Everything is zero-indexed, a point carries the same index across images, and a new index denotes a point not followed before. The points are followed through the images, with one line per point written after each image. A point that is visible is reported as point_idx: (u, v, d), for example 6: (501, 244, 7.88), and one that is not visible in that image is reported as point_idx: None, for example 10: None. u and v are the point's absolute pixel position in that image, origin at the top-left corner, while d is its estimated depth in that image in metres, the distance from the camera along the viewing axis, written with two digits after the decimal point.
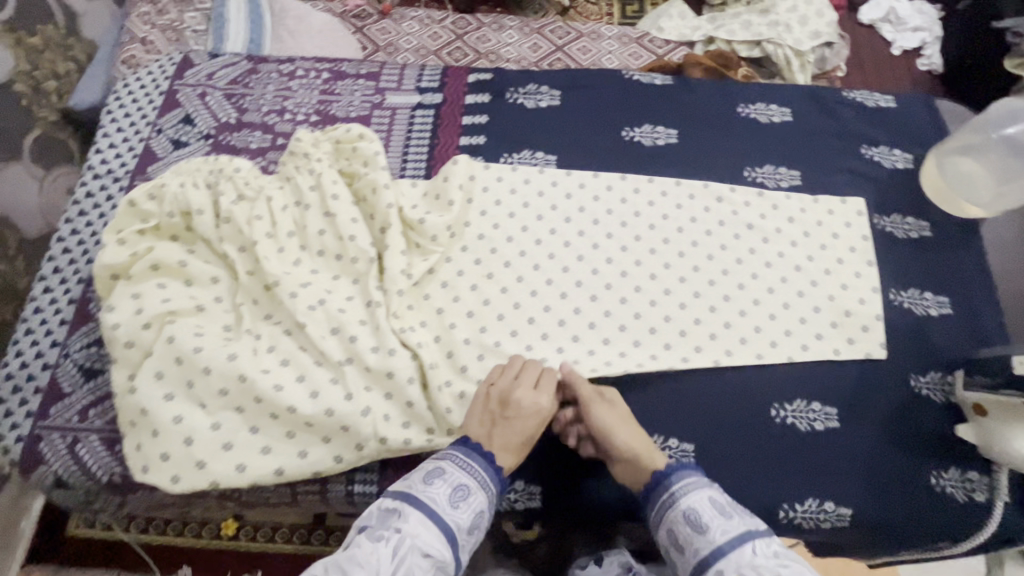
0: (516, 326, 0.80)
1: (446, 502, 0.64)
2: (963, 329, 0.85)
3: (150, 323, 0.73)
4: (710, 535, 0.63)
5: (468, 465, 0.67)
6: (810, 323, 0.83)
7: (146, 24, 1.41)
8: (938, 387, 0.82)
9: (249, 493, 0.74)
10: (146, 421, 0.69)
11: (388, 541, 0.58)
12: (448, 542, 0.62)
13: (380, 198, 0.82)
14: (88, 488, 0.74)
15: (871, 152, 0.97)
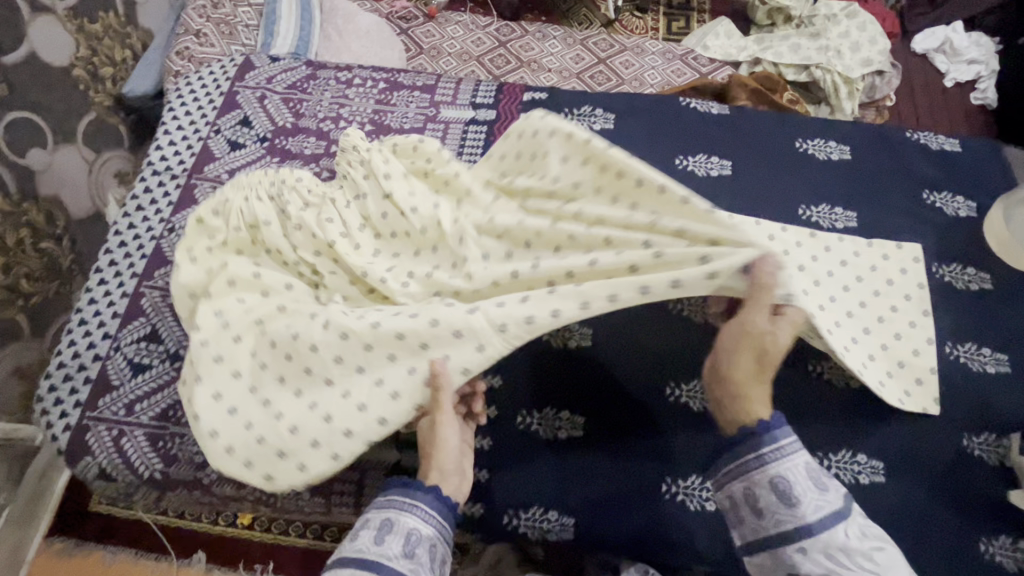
0: None
1: (371, 544, 0.58)
2: (1023, 390, 0.82)
3: (242, 333, 0.70)
4: (800, 510, 0.58)
5: (383, 500, 0.62)
6: (870, 371, 0.79)
7: (201, 17, 1.47)
8: (992, 449, 0.79)
9: (285, 499, 0.75)
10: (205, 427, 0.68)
11: None
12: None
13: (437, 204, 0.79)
14: (128, 482, 0.75)
15: (933, 199, 0.94)
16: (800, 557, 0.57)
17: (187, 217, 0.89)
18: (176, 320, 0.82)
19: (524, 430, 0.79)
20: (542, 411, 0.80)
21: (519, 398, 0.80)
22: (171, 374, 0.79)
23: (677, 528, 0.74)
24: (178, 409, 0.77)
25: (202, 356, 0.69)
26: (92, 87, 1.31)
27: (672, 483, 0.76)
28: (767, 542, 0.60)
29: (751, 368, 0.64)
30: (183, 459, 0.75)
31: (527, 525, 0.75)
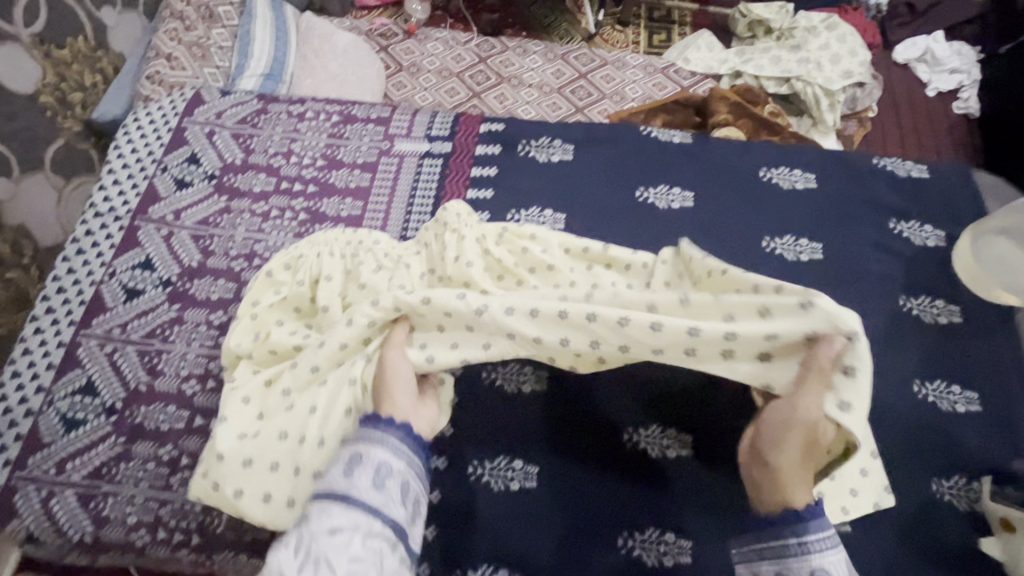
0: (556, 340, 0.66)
1: (342, 477, 0.54)
2: (992, 430, 0.79)
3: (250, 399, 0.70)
4: None
5: (352, 439, 0.58)
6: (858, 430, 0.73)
7: (173, 40, 1.39)
8: (963, 494, 0.76)
9: (221, 561, 0.71)
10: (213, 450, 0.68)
11: (286, 543, 0.49)
12: (364, 508, 0.52)
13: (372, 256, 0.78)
14: (57, 546, 0.72)
15: (900, 227, 0.92)
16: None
17: (130, 260, 0.86)
18: (113, 371, 0.79)
19: (476, 482, 0.75)
20: (495, 462, 0.76)
21: (471, 447, 0.77)
22: (106, 429, 0.76)
23: None
24: (112, 467, 0.74)
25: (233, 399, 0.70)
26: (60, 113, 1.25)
27: (629, 535, 0.73)
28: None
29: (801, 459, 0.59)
30: (116, 521, 0.71)
31: None
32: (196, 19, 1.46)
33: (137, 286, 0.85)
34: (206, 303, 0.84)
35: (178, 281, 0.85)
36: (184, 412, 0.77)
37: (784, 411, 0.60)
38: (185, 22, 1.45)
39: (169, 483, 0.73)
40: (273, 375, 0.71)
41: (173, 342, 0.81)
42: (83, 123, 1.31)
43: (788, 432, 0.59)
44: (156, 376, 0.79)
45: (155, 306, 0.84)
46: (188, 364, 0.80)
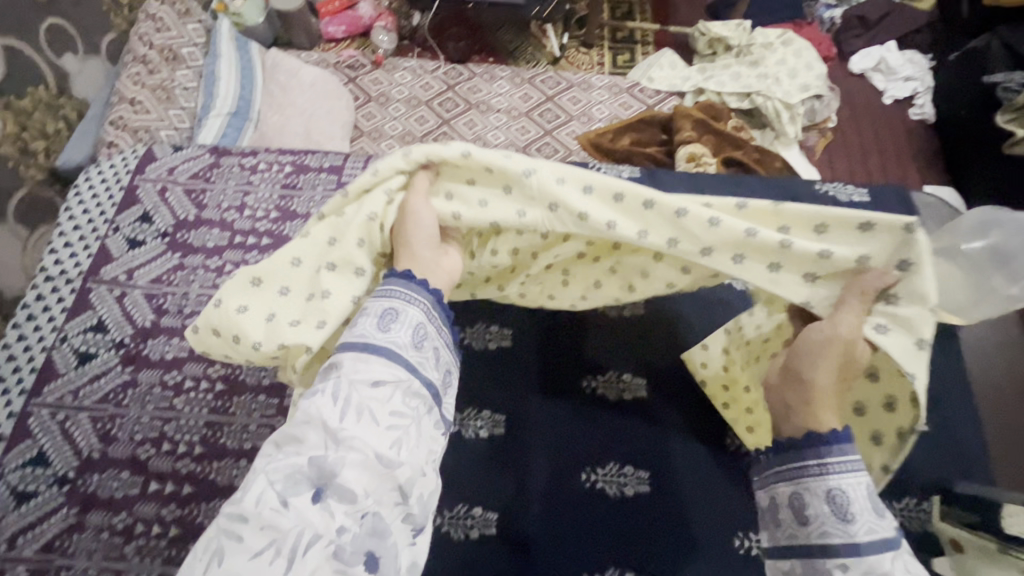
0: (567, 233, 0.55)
1: (377, 330, 0.48)
2: (939, 448, 0.81)
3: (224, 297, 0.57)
4: (852, 528, 0.47)
5: (381, 290, 0.51)
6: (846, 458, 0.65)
7: (136, 83, 1.37)
8: (914, 514, 0.77)
9: None
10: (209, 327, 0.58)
11: (320, 393, 0.44)
12: (401, 365, 0.47)
13: None
14: None
15: None
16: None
17: (81, 324, 0.86)
18: (65, 439, 0.78)
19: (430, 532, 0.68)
20: (452, 509, 0.68)
21: None
22: (58, 500, 0.75)
23: None
24: (65, 539, 0.73)
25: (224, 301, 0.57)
26: (22, 163, 1.25)
27: None
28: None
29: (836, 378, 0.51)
30: None
31: None
32: (160, 60, 1.44)
33: (89, 349, 0.84)
34: (160, 363, 0.84)
35: (131, 343, 0.85)
36: (138, 478, 0.77)
37: (818, 333, 0.52)
38: (149, 65, 1.43)
39: (124, 552, 0.73)
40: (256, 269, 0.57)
41: (126, 406, 0.81)
42: (47, 171, 1.30)
43: (819, 358, 0.51)
44: (109, 443, 0.78)
45: (108, 370, 0.83)
46: (142, 428, 0.80)
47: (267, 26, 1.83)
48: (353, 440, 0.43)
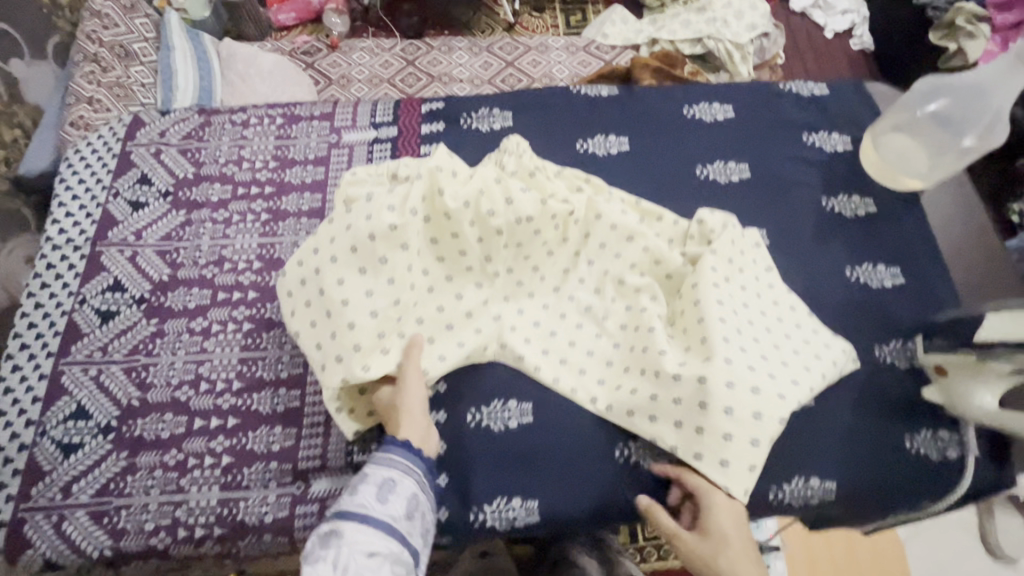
0: (518, 346, 0.82)
1: (375, 501, 0.61)
2: (917, 296, 0.90)
3: (305, 298, 0.76)
4: None
5: (385, 461, 0.65)
6: (802, 383, 0.78)
7: (91, 83, 1.32)
8: (902, 353, 0.86)
9: (248, 543, 0.73)
10: (301, 310, 0.75)
11: (324, 560, 0.55)
12: (391, 534, 0.59)
13: (359, 211, 0.77)
14: (79, 566, 0.73)
15: (812, 138, 1.02)
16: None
17: (98, 286, 0.87)
18: (102, 392, 0.80)
19: (476, 429, 0.80)
20: (490, 406, 0.81)
21: (464, 397, 0.81)
22: (106, 448, 0.77)
23: (634, 490, 0.78)
24: (119, 481, 0.75)
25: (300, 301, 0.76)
26: None
27: (625, 446, 0.80)
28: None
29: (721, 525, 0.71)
30: (134, 530, 0.73)
31: (495, 517, 0.75)
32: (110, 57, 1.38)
33: (111, 308, 0.85)
34: (184, 313, 0.86)
35: (151, 297, 0.86)
36: (182, 417, 0.79)
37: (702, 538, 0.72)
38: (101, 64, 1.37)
39: (181, 485, 0.75)
40: (321, 299, 0.75)
41: (158, 354, 0.83)
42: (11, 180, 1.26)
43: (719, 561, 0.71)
44: (147, 389, 0.80)
45: (133, 324, 0.85)
46: (176, 373, 0.82)
47: (216, 20, 1.77)
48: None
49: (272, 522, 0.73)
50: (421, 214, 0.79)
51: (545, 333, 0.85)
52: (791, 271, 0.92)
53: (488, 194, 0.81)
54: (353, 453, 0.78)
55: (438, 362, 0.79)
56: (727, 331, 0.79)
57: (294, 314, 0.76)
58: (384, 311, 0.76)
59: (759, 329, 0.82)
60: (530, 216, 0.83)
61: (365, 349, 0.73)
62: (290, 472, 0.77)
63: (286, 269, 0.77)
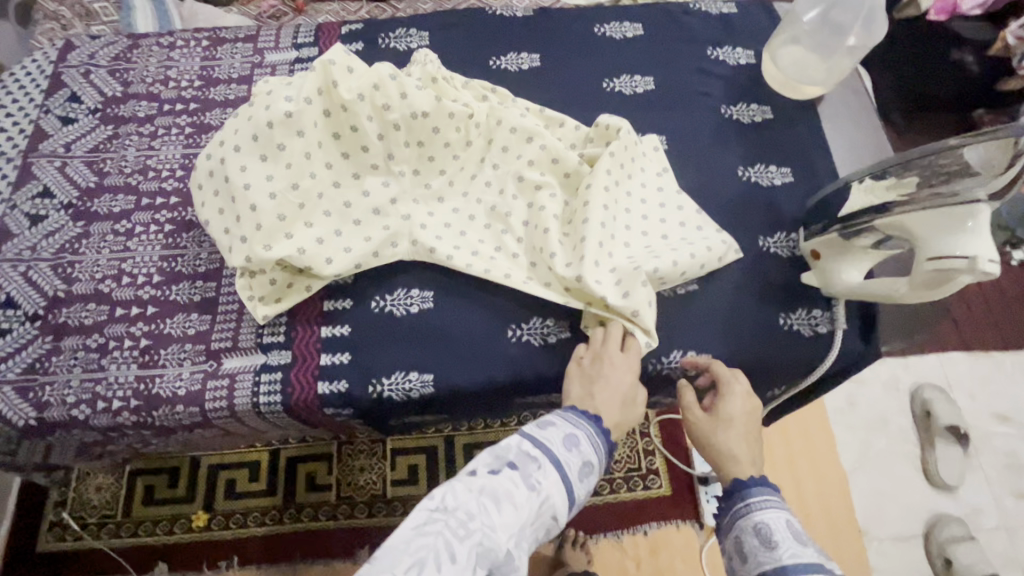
0: (415, 235, 0.87)
1: (578, 475, 0.65)
2: (802, 193, 0.95)
3: (212, 188, 0.84)
4: (777, 553, 0.62)
5: (600, 442, 0.69)
6: (665, 257, 0.84)
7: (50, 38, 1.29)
8: (786, 244, 0.92)
9: (162, 413, 0.79)
10: (213, 200, 0.83)
11: (534, 492, 0.60)
12: (570, 508, 0.64)
13: (258, 106, 0.84)
14: (7, 435, 0.79)
15: (716, 53, 1.07)
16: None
17: (29, 192, 0.92)
18: (29, 285, 0.86)
19: (379, 312, 0.85)
20: (394, 295, 0.86)
21: (369, 286, 0.87)
22: (32, 332, 0.83)
23: (525, 365, 0.84)
24: (45, 361, 0.81)
25: (209, 186, 0.84)
26: None
27: (518, 327, 0.86)
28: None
29: (745, 418, 0.77)
30: (56, 402, 0.79)
31: (392, 388, 0.81)
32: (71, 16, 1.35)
33: (40, 212, 0.91)
34: (109, 216, 0.91)
35: (79, 202, 0.92)
36: (104, 306, 0.85)
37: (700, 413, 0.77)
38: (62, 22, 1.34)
39: (101, 364, 0.81)
40: (223, 186, 0.83)
41: (84, 253, 0.88)
42: None
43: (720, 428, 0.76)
44: (72, 283, 0.86)
45: (60, 226, 0.90)
46: (100, 268, 0.87)
47: None
48: (524, 533, 0.57)
49: (185, 393, 0.79)
50: (318, 105, 0.86)
51: (455, 233, 0.89)
52: (688, 173, 0.97)
53: (383, 89, 0.87)
54: (263, 334, 0.84)
55: (343, 253, 0.84)
56: (608, 222, 0.86)
57: (206, 200, 0.84)
58: (282, 193, 0.83)
59: (639, 213, 0.90)
60: (428, 112, 0.88)
61: (266, 229, 0.81)
62: (203, 351, 0.82)
63: (198, 163, 0.85)
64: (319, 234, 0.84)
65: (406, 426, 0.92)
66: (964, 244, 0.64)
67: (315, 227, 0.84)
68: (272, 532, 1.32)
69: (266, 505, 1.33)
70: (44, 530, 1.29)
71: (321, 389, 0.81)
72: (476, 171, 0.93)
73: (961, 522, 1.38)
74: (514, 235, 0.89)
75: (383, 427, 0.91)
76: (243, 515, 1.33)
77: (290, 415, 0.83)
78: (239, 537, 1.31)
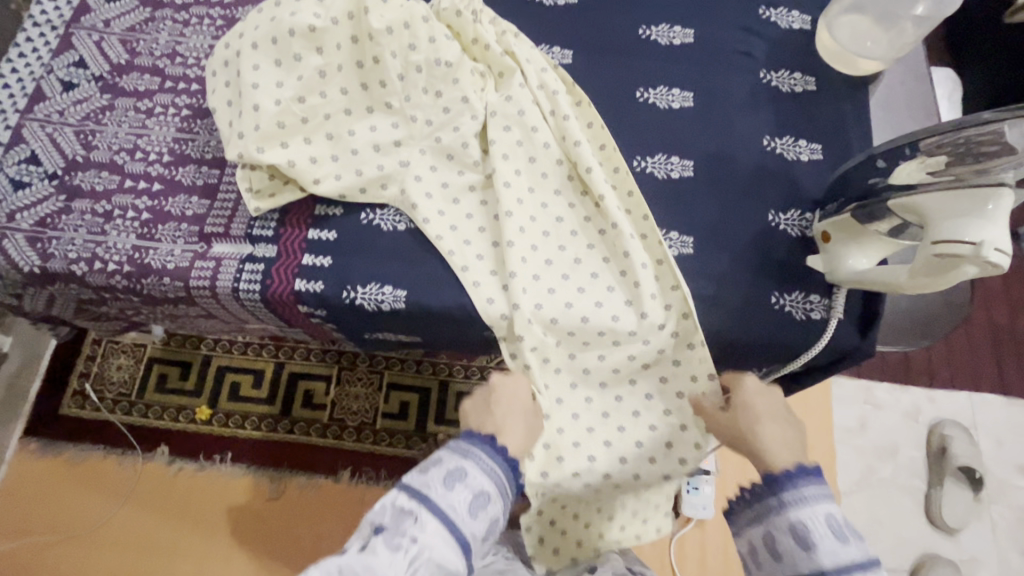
0: (418, 170, 0.85)
1: (465, 511, 0.60)
2: (827, 172, 0.89)
3: (225, 80, 0.85)
4: (818, 555, 0.57)
5: (489, 469, 0.64)
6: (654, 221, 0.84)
7: None
8: (798, 223, 0.86)
9: (152, 284, 0.84)
10: (224, 92, 0.85)
11: (404, 551, 0.55)
12: (465, 553, 0.59)
13: (282, 6, 0.84)
14: (14, 278, 0.85)
15: (769, 13, 0.99)
16: None
17: (66, 60, 0.96)
18: (53, 146, 0.91)
19: (367, 225, 0.86)
20: (385, 210, 0.86)
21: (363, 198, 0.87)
22: (49, 190, 0.88)
23: (502, 299, 0.81)
24: (55, 217, 0.86)
25: (223, 77, 0.85)
26: None
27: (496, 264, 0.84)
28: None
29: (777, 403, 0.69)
30: (59, 255, 0.84)
31: (365, 298, 0.82)
32: None
33: (72, 80, 0.95)
34: (133, 93, 0.95)
35: (108, 76, 0.96)
36: (115, 176, 0.89)
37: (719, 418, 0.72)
38: None
39: (104, 229, 0.85)
40: (235, 79, 0.84)
41: (105, 124, 0.92)
42: None
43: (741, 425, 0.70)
44: (90, 150, 0.90)
45: (88, 96, 0.94)
46: (118, 141, 0.91)
47: None
48: None
49: (174, 268, 0.83)
50: (341, 18, 0.84)
51: (453, 178, 0.86)
52: (709, 134, 0.91)
53: (406, 9, 0.84)
54: (254, 226, 0.86)
55: (333, 180, 0.84)
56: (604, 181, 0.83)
57: (218, 91, 0.85)
58: (287, 103, 0.83)
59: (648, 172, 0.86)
60: (452, 52, 0.85)
61: (263, 131, 0.81)
62: (197, 234, 0.86)
63: (217, 50, 0.87)
64: (314, 153, 0.84)
65: (380, 339, 0.94)
66: (974, 229, 0.61)
67: (312, 146, 0.84)
68: (263, 436, 1.38)
69: (261, 411, 1.40)
70: (66, 394, 1.39)
71: (298, 287, 0.82)
72: (500, 129, 0.86)
73: (954, 564, 1.30)
74: (511, 184, 0.84)
75: (358, 336, 0.93)
76: (240, 416, 1.39)
77: (267, 307, 0.85)
78: (229, 435, 1.38)
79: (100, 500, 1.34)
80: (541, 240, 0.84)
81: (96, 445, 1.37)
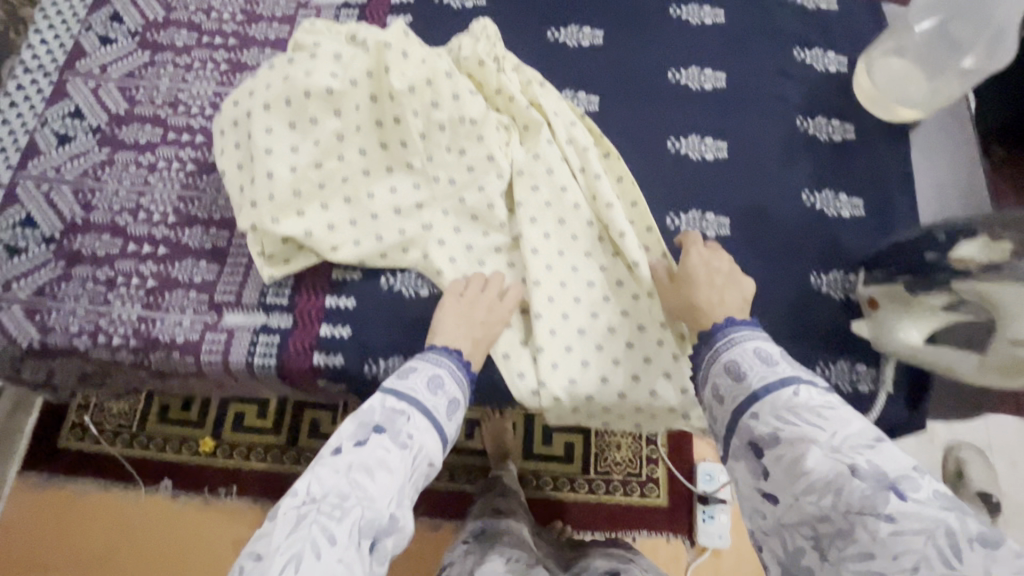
0: (441, 234, 0.80)
1: (444, 414, 0.62)
2: (869, 229, 0.85)
3: (233, 140, 0.80)
4: (749, 381, 0.54)
5: (457, 377, 0.66)
6: None
7: None
8: (840, 285, 0.82)
9: (160, 358, 0.79)
10: (233, 153, 0.79)
11: (409, 447, 0.56)
12: (445, 451, 0.62)
13: (294, 60, 0.79)
14: (11, 351, 0.80)
15: (804, 55, 0.94)
16: (752, 422, 0.52)
17: (60, 110, 0.90)
18: (49, 206, 0.85)
19: (387, 291, 0.81)
20: (406, 274, 0.81)
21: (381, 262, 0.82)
22: (46, 255, 0.83)
23: (533, 373, 0.77)
24: (54, 286, 0.81)
25: (232, 137, 0.80)
26: None
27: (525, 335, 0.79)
28: (729, 423, 0.55)
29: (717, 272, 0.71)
30: (59, 328, 0.78)
31: (387, 371, 0.78)
32: None
33: (68, 133, 0.89)
34: (134, 146, 0.89)
35: (106, 128, 0.90)
36: (117, 240, 0.83)
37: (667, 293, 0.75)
38: None
39: (107, 299, 0.80)
40: (245, 140, 0.79)
41: (104, 181, 0.87)
42: None
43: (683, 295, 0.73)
44: (89, 211, 0.85)
45: (86, 150, 0.89)
46: (118, 200, 0.86)
47: None
48: (404, 492, 0.55)
49: (183, 341, 0.78)
50: (355, 72, 0.79)
51: (477, 240, 0.81)
52: (744, 186, 0.87)
53: (426, 62, 0.79)
54: (268, 293, 0.81)
55: (351, 247, 0.79)
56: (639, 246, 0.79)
57: (226, 151, 0.80)
58: (303, 168, 0.78)
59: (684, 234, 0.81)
60: (475, 106, 0.80)
61: (278, 200, 0.76)
62: (206, 302, 0.80)
63: (225, 107, 0.81)
64: (330, 219, 0.79)
65: None
66: None
67: (328, 211, 0.79)
68: (268, 469, 1.33)
69: (267, 442, 1.34)
70: (66, 428, 1.34)
71: (315, 360, 0.78)
72: (527, 188, 0.81)
73: None
74: (539, 248, 0.80)
75: None
76: (245, 445, 1.34)
77: (282, 378, 0.80)
78: (231, 469, 1.32)
79: (101, 550, 1.28)
80: (573, 306, 0.79)
81: (95, 493, 1.31)
